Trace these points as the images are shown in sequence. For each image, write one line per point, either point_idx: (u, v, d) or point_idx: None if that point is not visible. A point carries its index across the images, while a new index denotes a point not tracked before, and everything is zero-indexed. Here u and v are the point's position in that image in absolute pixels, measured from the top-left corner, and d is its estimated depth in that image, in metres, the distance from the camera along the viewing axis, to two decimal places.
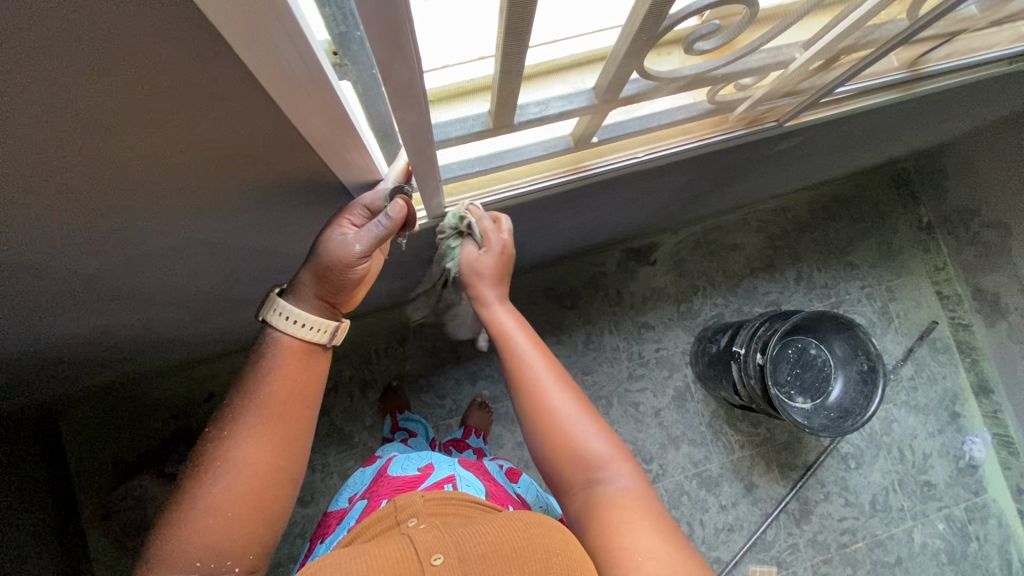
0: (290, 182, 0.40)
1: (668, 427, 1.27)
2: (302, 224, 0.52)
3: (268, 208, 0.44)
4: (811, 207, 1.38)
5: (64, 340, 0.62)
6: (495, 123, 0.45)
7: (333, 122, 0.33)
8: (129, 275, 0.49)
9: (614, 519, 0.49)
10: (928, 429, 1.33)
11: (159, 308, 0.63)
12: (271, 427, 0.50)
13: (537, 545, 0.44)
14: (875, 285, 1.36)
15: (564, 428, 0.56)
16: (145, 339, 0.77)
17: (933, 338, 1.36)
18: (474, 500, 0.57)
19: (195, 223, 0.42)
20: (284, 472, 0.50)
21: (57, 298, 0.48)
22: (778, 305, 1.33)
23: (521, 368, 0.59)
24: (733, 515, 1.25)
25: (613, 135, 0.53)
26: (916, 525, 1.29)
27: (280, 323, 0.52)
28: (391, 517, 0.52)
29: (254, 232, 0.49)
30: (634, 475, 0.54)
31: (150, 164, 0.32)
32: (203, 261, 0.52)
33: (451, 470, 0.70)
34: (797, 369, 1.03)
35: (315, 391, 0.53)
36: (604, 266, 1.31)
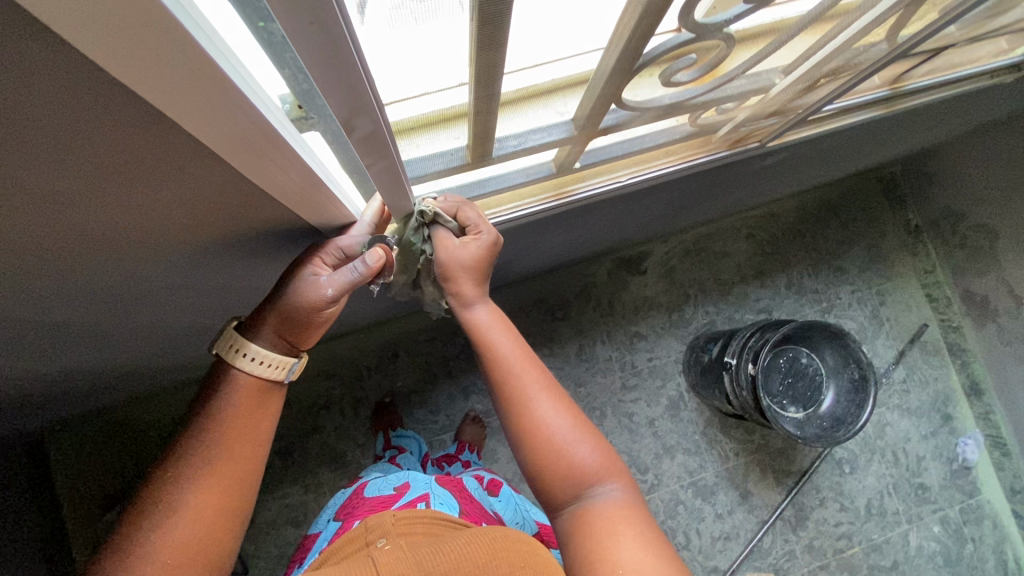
0: (267, 227, 0.40)
1: (663, 437, 1.27)
2: (281, 259, 0.51)
3: (243, 252, 0.43)
4: (800, 212, 1.38)
5: (46, 377, 0.61)
6: (473, 157, 0.44)
7: (294, 176, 0.33)
8: (105, 321, 0.48)
9: (602, 531, 0.50)
10: (921, 431, 1.34)
11: (140, 342, 0.62)
12: (221, 470, 0.50)
13: (502, 560, 0.44)
14: (865, 289, 1.37)
15: (551, 443, 0.54)
16: (128, 367, 0.76)
17: (924, 340, 1.37)
18: (445, 517, 0.57)
19: (170, 273, 0.42)
20: (231, 515, 0.50)
21: (32, 349, 0.48)
22: (768, 311, 1.33)
23: (504, 379, 0.57)
24: (730, 524, 1.25)
25: (595, 160, 0.53)
26: (911, 528, 1.30)
27: (242, 362, 0.51)
28: (361, 538, 0.52)
29: (233, 272, 0.48)
30: (622, 486, 0.54)
31: (120, 228, 0.31)
32: (180, 301, 0.51)
33: (426, 487, 0.69)
34: (788, 379, 1.03)
35: (266, 431, 0.53)
36: (594, 277, 1.30)
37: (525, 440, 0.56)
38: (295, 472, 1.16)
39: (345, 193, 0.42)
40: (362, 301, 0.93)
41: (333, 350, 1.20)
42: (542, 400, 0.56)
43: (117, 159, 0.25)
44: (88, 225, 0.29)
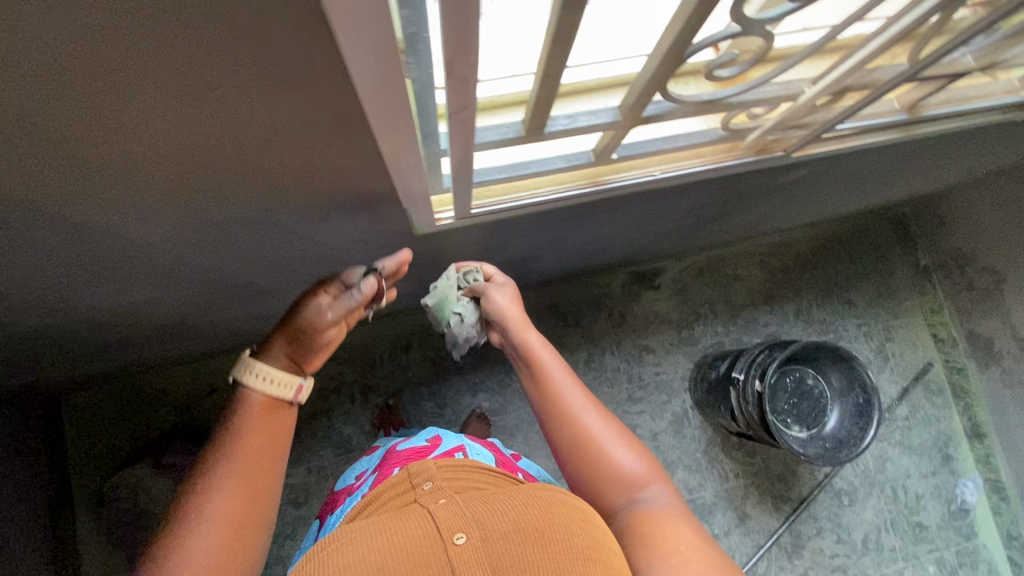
0: (327, 155, 0.44)
1: (664, 452, 1.28)
2: (333, 208, 0.55)
3: (305, 182, 0.48)
4: (812, 244, 1.42)
5: (92, 300, 0.65)
6: (528, 132, 0.48)
7: (385, 107, 0.38)
8: (165, 237, 0.53)
9: (663, 528, 0.52)
10: (921, 469, 1.34)
11: (183, 279, 0.67)
12: (243, 481, 0.50)
13: (558, 525, 0.44)
14: (872, 324, 1.40)
15: (602, 449, 0.58)
16: (162, 314, 0.80)
17: (928, 379, 1.39)
18: (484, 467, 0.59)
19: (237, 188, 0.46)
20: (253, 527, 0.50)
21: (96, 253, 0.52)
22: (776, 336, 1.36)
23: (553, 397, 0.61)
24: (725, 545, 1.26)
25: (632, 153, 0.57)
26: (908, 567, 1.29)
27: (251, 381, 0.53)
28: (405, 483, 0.54)
29: (287, 207, 0.53)
30: (666, 487, 0.57)
31: (215, 119, 0.36)
32: (233, 232, 0.56)
33: (458, 441, 0.74)
34: (794, 399, 1.05)
35: (283, 442, 0.54)
36: (608, 288, 1.34)
37: (576, 447, 0.59)
38: (300, 451, 1.18)
39: (413, 155, 0.47)
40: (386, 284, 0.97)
41: (350, 336, 1.24)
42: (592, 415, 0.60)
43: (239, 42, 0.30)
44: (193, 107, 0.34)
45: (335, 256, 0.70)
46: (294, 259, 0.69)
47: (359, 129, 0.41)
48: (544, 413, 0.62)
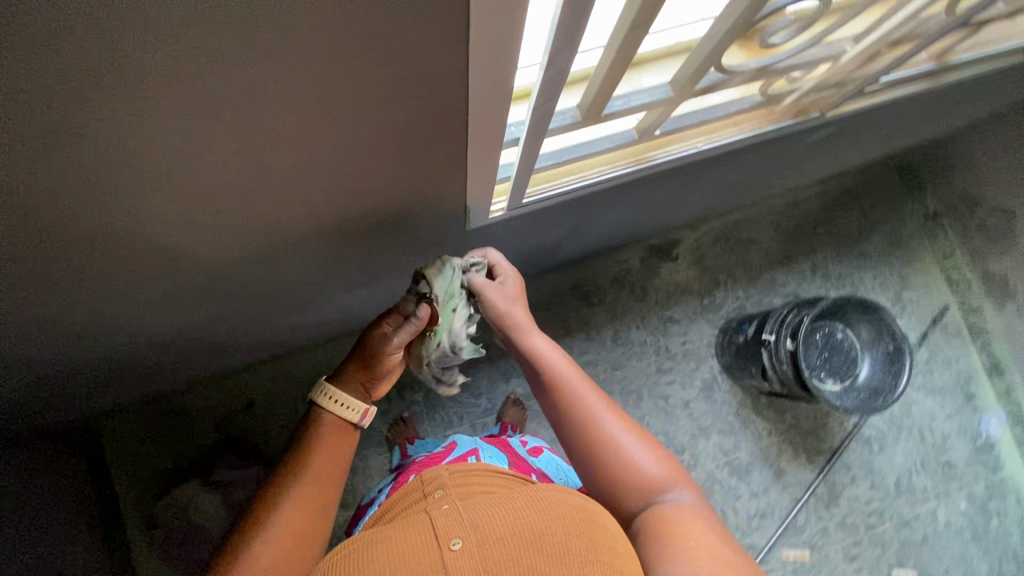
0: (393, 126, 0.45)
1: (697, 418, 1.31)
2: (388, 194, 0.57)
3: (368, 162, 0.49)
4: (823, 200, 1.43)
5: (149, 313, 0.67)
6: (584, 116, 0.48)
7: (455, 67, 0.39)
8: (227, 233, 0.54)
9: (683, 520, 0.54)
10: (945, 410, 1.38)
11: (234, 284, 0.68)
12: (313, 479, 0.66)
13: (558, 528, 0.42)
14: (887, 274, 1.42)
15: (616, 451, 0.60)
16: (208, 328, 0.81)
17: (945, 322, 1.41)
18: (498, 470, 0.58)
19: (305, 170, 0.48)
20: (319, 516, 0.64)
21: (164, 254, 0.54)
22: (796, 295, 1.38)
23: (573, 402, 0.65)
24: (764, 501, 1.30)
25: (675, 126, 0.57)
26: (939, 504, 1.34)
27: (328, 402, 0.70)
28: (418, 490, 0.53)
29: (345, 194, 0.54)
30: (686, 490, 0.58)
31: (294, 88, 0.37)
32: (293, 225, 0.57)
33: (473, 444, 0.78)
34: (825, 353, 1.06)
35: (345, 457, 0.70)
36: (628, 264, 1.35)
37: (591, 449, 0.62)
38: None
39: (473, 132, 0.48)
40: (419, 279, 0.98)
41: None
42: (610, 413, 0.63)
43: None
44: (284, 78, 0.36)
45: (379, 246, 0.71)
46: (340, 257, 0.70)
47: (428, 95, 0.42)
48: (562, 420, 0.65)
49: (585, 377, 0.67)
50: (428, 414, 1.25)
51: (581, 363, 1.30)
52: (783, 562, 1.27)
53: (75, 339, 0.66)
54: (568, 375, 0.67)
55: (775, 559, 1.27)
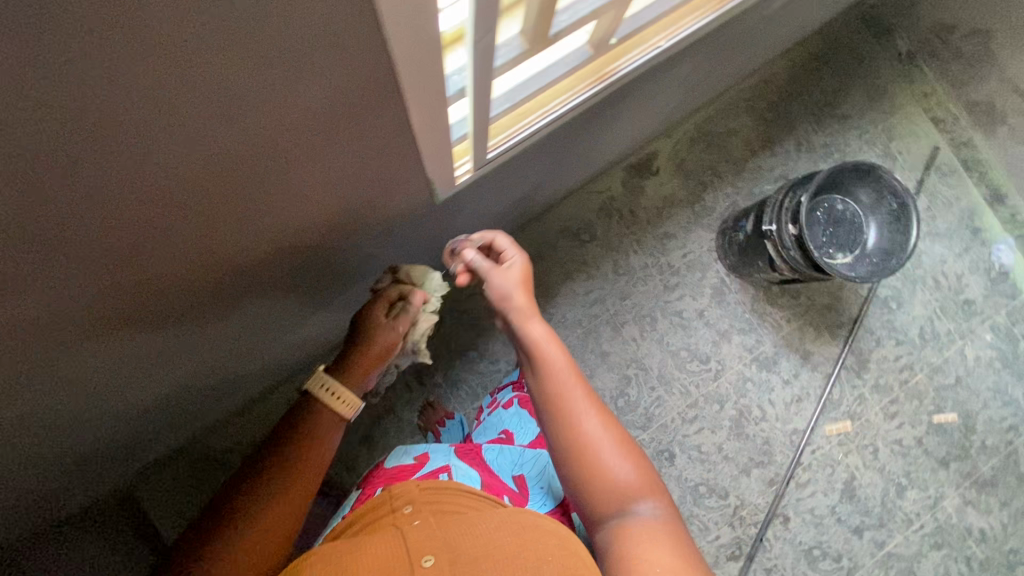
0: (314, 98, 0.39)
1: (715, 324, 1.30)
2: (340, 180, 0.52)
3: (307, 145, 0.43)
4: (792, 71, 1.36)
5: (133, 368, 0.64)
6: (530, 43, 0.42)
7: (373, 17, 0.34)
8: (181, 267, 0.50)
9: (642, 543, 0.59)
10: (955, 251, 1.37)
11: (212, 319, 0.65)
12: (295, 482, 0.66)
13: (529, 552, 0.52)
14: (872, 130, 1.37)
15: (598, 460, 0.64)
16: (200, 368, 0.78)
17: (939, 163, 1.38)
18: (464, 488, 0.66)
19: (242, 176, 0.43)
20: (296, 516, 0.66)
21: (121, 306, 0.50)
22: (785, 177, 1.33)
23: (562, 401, 0.66)
24: (798, 386, 1.31)
25: (631, 29, 0.51)
26: (965, 343, 1.35)
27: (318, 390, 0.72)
28: (388, 505, 0.62)
29: (292, 188, 0.48)
30: (656, 504, 0.63)
31: (193, 70, 0.31)
32: (250, 239, 0.53)
33: (446, 460, 0.77)
34: (830, 228, 1.04)
35: (326, 458, 0.70)
36: (610, 191, 1.30)
37: (574, 451, 0.64)
38: (383, 449, 1.21)
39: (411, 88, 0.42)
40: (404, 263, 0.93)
41: None
42: (592, 421, 0.65)
43: None
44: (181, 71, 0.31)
45: (351, 236, 0.67)
46: (313, 259, 0.66)
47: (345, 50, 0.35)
48: (549, 413, 0.66)
49: (576, 373, 0.67)
50: (453, 392, 1.24)
51: (588, 303, 1.27)
52: (828, 437, 1.31)
53: (64, 414, 0.63)
54: (561, 368, 0.67)
55: (820, 436, 1.31)
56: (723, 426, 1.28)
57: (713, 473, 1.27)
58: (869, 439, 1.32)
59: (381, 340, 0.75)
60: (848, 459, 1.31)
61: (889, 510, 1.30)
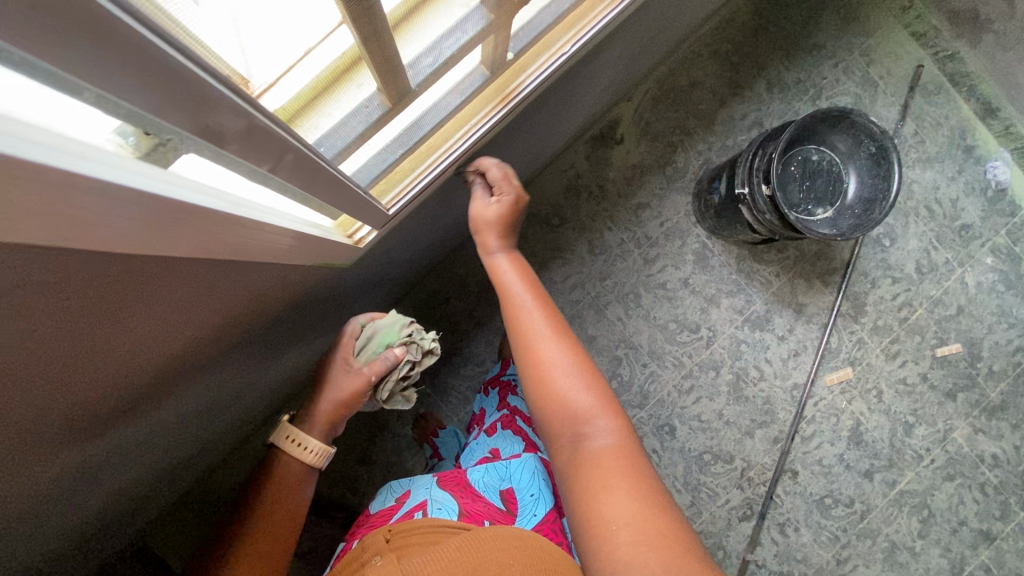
0: (155, 277, 0.35)
1: (702, 290, 1.25)
2: (242, 281, 0.47)
3: (180, 295, 0.40)
4: (754, 4, 1.25)
5: (82, 479, 0.61)
6: (392, 99, 0.37)
7: (199, 223, 0.28)
8: (91, 413, 0.46)
9: (597, 477, 0.58)
10: (948, 175, 1.29)
11: (142, 425, 0.61)
12: (270, 538, 0.78)
13: (494, 560, 0.57)
14: (848, 57, 1.27)
15: (553, 379, 0.66)
16: (164, 441, 0.75)
17: (924, 82, 1.28)
18: (440, 525, 0.70)
19: (123, 338, 0.38)
20: (275, 565, 0.77)
21: (36, 465, 0.46)
22: (760, 124, 1.25)
23: (523, 325, 0.71)
24: (795, 341, 1.27)
25: (524, 44, 0.45)
26: (965, 270, 1.30)
27: (291, 443, 0.85)
28: (358, 558, 0.66)
29: (183, 324, 0.45)
30: (616, 430, 0.62)
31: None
32: (162, 361, 0.48)
33: (424, 496, 0.79)
34: (807, 182, 0.98)
35: (296, 516, 0.82)
36: (575, 167, 1.23)
37: (532, 371, 0.67)
38: (382, 465, 1.21)
39: (268, 243, 0.36)
40: (360, 291, 0.89)
41: None
42: (551, 345, 0.68)
43: None
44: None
45: (280, 300, 0.62)
46: (241, 338, 0.63)
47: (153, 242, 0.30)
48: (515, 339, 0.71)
49: (539, 304, 0.72)
50: (443, 399, 1.22)
51: (568, 289, 1.23)
52: (829, 387, 1.28)
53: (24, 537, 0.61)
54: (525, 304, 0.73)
55: (821, 387, 1.28)
56: (721, 392, 1.26)
57: (716, 439, 1.26)
58: (873, 383, 1.29)
59: (348, 386, 0.84)
60: (852, 405, 1.28)
61: (898, 449, 1.29)
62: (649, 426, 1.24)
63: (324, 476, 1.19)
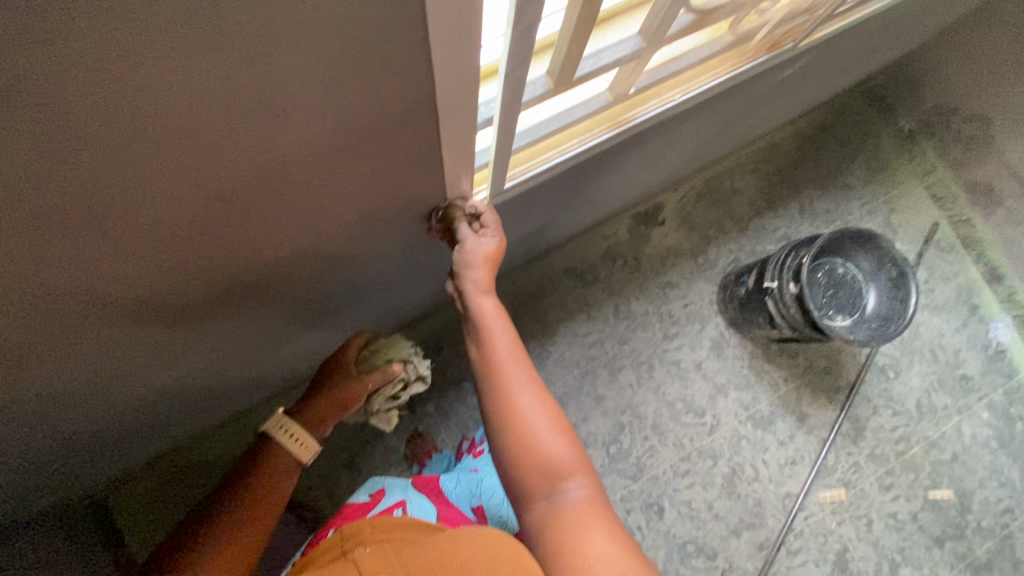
0: (347, 145, 0.43)
1: (712, 377, 1.30)
2: (307, 204, 0.50)
3: (341, 179, 0.48)
4: (798, 139, 1.42)
5: (81, 373, 0.59)
6: (555, 83, 0.46)
7: (433, 67, 0.38)
8: (202, 259, 0.50)
9: (575, 528, 0.55)
10: (953, 325, 1.38)
11: (216, 325, 0.66)
12: (263, 483, 0.66)
13: (482, 558, 0.46)
14: (874, 201, 1.41)
15: (531, 433, 0.59)
16: (163, 381, 0.73)
17: (938, 239, 1.41)
18: (424, 522, 0.58)
19: (204, 179, 0.40)
20: (276, 505, 0.66)
21: (139, 297, 0.51)
22: (788, 238, 1.37)
23: (499, 372, 0.61)
24: (793, 448, 1.29)
25: (646, 83, 0.57)
26: (963, 419, 1.34)
27: (279, 435, 0.69)
28: (339, 547, 0.53)
29: (316, 216, 0.52)
30: (590, 482, 0.59)
31: (231, 115, 0.35)
32: (208, 246, 0.48)
33: (402, 493, 0.76)
34: (830, 290, 1.07)
35: (291, 465, 0.69)
36: (616, 236, 1.33)
37: (506, 425, 0.60)
38: (366, 476, 1.18)
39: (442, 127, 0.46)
40: (411, 287, 0.95)
41: None
42: (528, 396, 0.60)
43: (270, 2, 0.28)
44: (220, 77, 0.32)
45: (343, 256, 0.66)
46: (319, 280, 0.69)
47: (372, 101, 0.40)
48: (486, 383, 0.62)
49: (517, 350, 0.63)
50: (443, 423, 1.23)
51: (587, 345, 1.28)
52: (821, 504, 1.27)
53: (64, 403, 0.63)
54: (503, 344, 0.63)
55: (813, 502, 1.27)
56: (715, 483, 1.25)
57: (702, 531, 1.23)
58: (864, 510, 1.28)
59: (341, 391, 0.73)
60: (841, 529, 1.27)
61: None
62: (638, 501, 1.23)
63: (306, 474, 1.16)
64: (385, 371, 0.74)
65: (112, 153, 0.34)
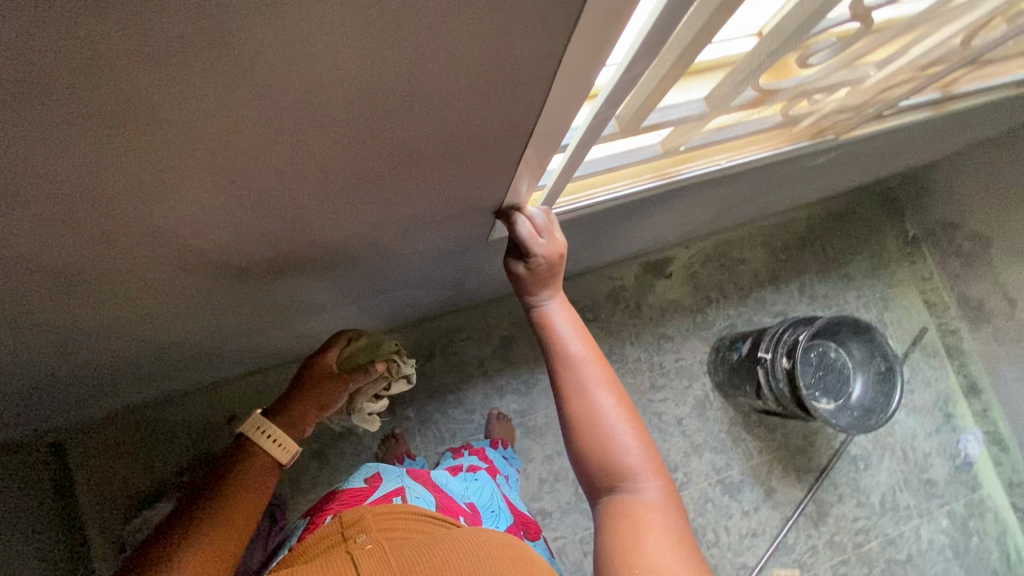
0: (423, 170, 0.45)
1: (690, 436, 1.31)
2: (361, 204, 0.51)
3: (401, 194, 0.49)
4: (810, 223, 1.47)
5: (82, 328, 0.57)
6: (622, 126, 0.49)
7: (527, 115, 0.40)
8: (246, 245, 0.50)
9: (645, 530, 0.52)
10: (926, 429, 1.42)
11: (232, 298, 0.66)
12: (239, 491, 0.57)
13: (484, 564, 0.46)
14: (870, 295, 1.47)
15: (603, 434, 0.58)
16: (163, 339, 0.73)
17: (924, 343, 1.47)
18: (427, 512, 0.58)
19: (279, 194, 0.40)
20: (252, 519, 0.56)
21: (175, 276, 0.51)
22: (784, 315, 1.41)
23: (572, 373, 0.61)
24: (756, 521, 1.30)
25: (699, 143, 0.60)
26: (922, 522, 1.37)
27: (259, 438, 0.62)
28: (338, 532, 0.53)
29: (363, 216, 0.53)
30: (662, 488, 0.57)
31: (327, 147, 0.36)
32: (256, 236, 0.49)
33: (399, 481, 0.74)
34: (820, 372, 1.10)
35: (269, 476, 0.62)
36: (622, 280, 1.35)
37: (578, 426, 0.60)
38: (332, 469, 1.16)
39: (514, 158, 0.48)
40: (422, 291, 0.96)
41: None
42: (604, 396, 0.60)
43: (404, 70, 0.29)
44: (332, 123, 0.32)
45: (372, 254, 0.66)
46: (342, 270, 0.70)
47: (458, 143, 0.41)
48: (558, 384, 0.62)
49: (594, 352, 0.63)
50: (420, 430, 1.22)
51: None
52: None
53: (61, 351, 0.62)
54: (577, 345, 0.63)
55: None
56: None
57: None
58: None
59: (322, 391, 0.69)
60: None
61: None
62: None
63: None
64: (367, 373, 0.71)
65: (208, 177, 0.34)
